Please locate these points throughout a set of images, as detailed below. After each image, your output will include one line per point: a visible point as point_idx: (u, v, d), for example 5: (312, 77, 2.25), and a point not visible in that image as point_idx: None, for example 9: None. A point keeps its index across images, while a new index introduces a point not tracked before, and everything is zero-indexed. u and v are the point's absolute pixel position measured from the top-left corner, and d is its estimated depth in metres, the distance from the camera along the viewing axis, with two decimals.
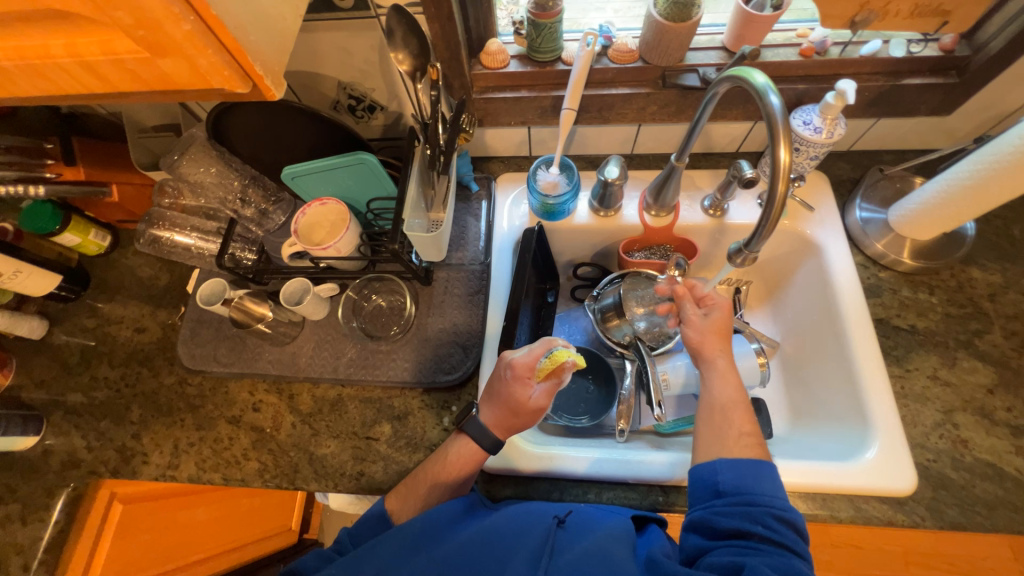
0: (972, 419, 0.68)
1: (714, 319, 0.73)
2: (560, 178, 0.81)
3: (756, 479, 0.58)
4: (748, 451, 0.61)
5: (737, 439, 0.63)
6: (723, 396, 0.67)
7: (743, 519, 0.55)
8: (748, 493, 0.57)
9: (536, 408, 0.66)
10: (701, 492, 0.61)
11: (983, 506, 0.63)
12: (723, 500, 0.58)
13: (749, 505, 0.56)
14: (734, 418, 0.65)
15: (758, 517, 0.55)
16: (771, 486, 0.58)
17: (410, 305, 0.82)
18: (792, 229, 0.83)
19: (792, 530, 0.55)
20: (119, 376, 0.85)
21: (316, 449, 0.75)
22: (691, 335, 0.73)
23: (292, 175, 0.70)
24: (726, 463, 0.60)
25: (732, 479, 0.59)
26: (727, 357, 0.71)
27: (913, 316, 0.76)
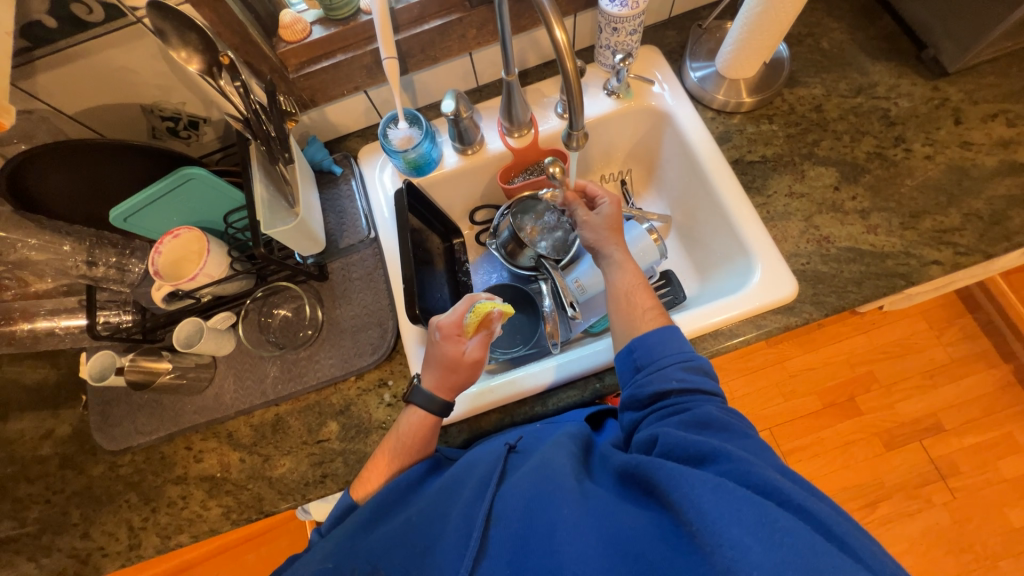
0: (828, 217, 0.76)
1: (607, 214, 0.77)
2: (412, 131, 0.79)
3: (662, 343, 0.62)
4: (653, 322, 0.66)
5: (643, 315, 0.67)
6: (624, 284, 0.71)
7: (660, 381, 0.59)
8: (658, 359, 0.61)
9: (473, 361, 0.68)
10: (626, 372, 0.64)
11: (852, 284, 0.72)
12: (643, 372, 0.61)
13: (661, 369, 0.60)
14: (636, 300, 0.69)
15: (671, 375, 0.59)
16: (676, 344, 0.62)
17: (315, 305, 0.81)
18: (642, 108, 0.87)
19: (701, 374, 0.60)
20: (44, 487, 0.79)
21: (272, 472, 0.74)
22: (588, 235, 0.77)
23: (122, 217, 0.65)
24: (638, 341, 0.64)
25: (645, 352, 0.62)
26: (622, 249, 0.75)
27: (762, 147, 0.82)
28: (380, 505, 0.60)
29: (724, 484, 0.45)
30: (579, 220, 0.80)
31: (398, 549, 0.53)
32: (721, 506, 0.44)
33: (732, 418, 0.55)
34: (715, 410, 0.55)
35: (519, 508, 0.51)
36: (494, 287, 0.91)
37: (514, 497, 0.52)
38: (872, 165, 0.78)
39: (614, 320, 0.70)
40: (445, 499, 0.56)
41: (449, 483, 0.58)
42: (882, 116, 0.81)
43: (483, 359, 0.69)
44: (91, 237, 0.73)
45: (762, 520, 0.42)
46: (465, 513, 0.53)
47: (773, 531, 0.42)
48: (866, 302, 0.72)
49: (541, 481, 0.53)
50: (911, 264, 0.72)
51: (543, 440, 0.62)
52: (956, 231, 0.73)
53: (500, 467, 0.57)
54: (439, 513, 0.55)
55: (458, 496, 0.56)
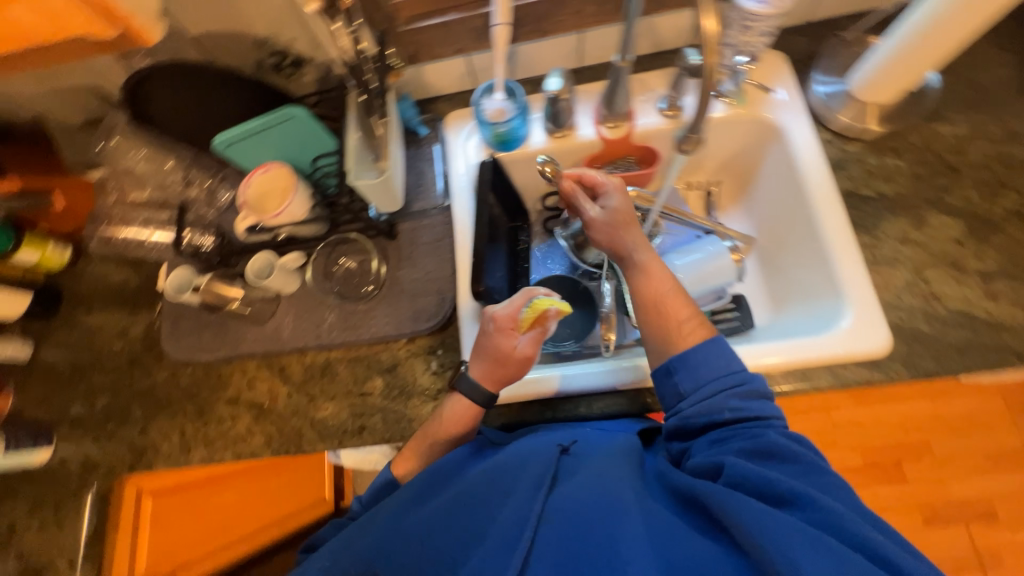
0: (943, 273, 0.69)
1: (614, 212, 0.69)
2: (506, 104, 0.77)
3: (704, 365, 0.59)
4: (690, 337, 0.62)
5: (679, 330, 0.63)
6: (652, 291, 0.66)
7: (710, 410, 0.57)
8: (702, 384, 0.58)
9: (523, 357, 0.66)
10: (668, 398, 0.61)
11: (956, 352, 0.65)
12: (688, 402, 0.58)
13: (710, 397, 0.57)
14: (668, 309, 0.64)
15: (723, 404, 0.57)
16: (724, 364, 0.59)
17: (380, 262, 0.81)
18: (750, 117, 0.81)
19: (758, 400, 0.57)
20: (114, 380, 0.86)
21: (315, 413, 0.77)
22: (602, 236, 0.70)
23: (225, 142, 0.67)
24: (678, 361, 0.60)
25: (688, 377, 0.59)
26: (641, 247, 0.68)
27: (880, 183, 0.75)
28: (426, 482, 0.60)
29: (808, 533, 0.43)
30: (585, 217, 0.71)
31: (444, 542, 0.54)
32: (807, 554, 0.42)
33: (797, 447, 0.53)
34: (780, 438, 0.53)
35: (575, 523, 0.50)
36: (554, 278, 0.88)
37: (570, 511, 0.51)
38: (1010, 225, 0.69)
39: (645, 331, 0.66)
40: (494, 496, 0.55)
41: (496, 474, 0.57)
42: None
43: (533, 357, 0.67)
44: (189, 159, 0.76)
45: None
46: (516, 513, 0.52)
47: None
48: (968, 375, 0.64)
49: (602, 497, 0.52)
50: None
51: (598, 447, 0.60)
52: None
53: (551, 469, 0.55)
54: (493, 498, 0.55)
55: (511, 492, 0.55)
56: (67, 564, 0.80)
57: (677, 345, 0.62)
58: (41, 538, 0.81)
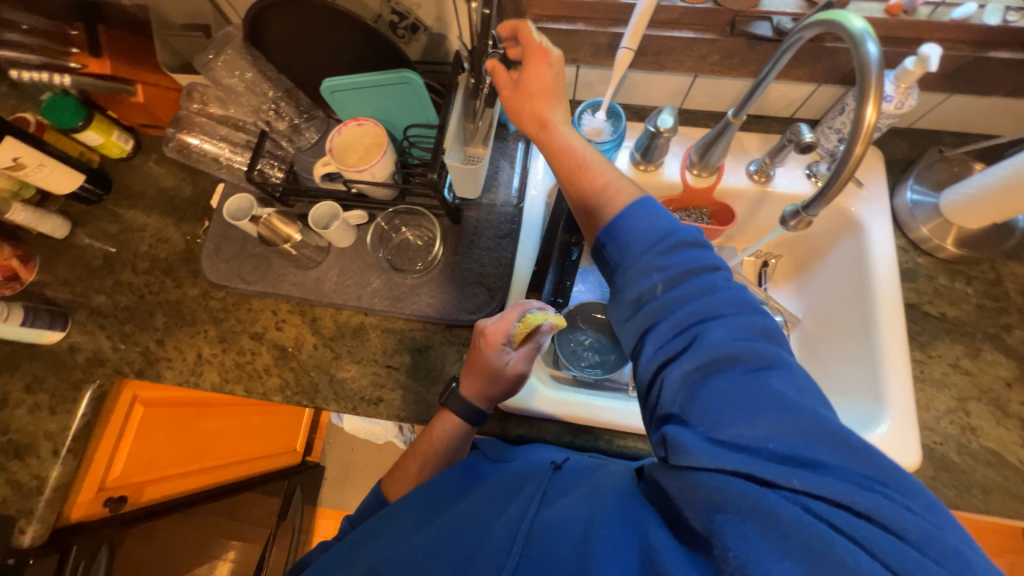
0: (984, 409, 0.69)
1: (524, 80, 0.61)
2: (605, 125, 0.77)
3: (630, 248, 0.52)
4: (610, 202, 0.56)
5: (602, 199, 0.57)
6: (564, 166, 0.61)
7: (636, 281, 0.51)
8: (626, 262, 0.52)
9: (513, 374, 0.66)
10: (601, 265, 0.56)
11: (979, 490, 0.65)
12: (617, 272, 0.53)
13: (634, 265, 0.51)
14: (586, 178, 0.59)
15: (648, 270, 0.50)
16: (649, 225, 0.52)
17: (439, 242, 0.81)
18: (835, 204, 0.81)
19: (696, 270, 0.49)
20: (142, 283, 0.85)
21: (336, 372, 0.77)
22: (519, 108, 0.62)
23: (331, 89, 0.67)
24: (604, 236, 0.55)
25: (615, 246, 0.53)
26: (559, 119, 0.61)
27: (944, 304, 0.75)
28: (422, 499, 0.59)
29: (749, 497, 0.39)
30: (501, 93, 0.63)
31: (434, 560, 0.50)
32: (749, 531, 0.38)
33: (741, 338, 0.45)
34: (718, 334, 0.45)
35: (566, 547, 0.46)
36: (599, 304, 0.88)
37: (558, 528, 0.48)
38: None
39: (574, 207, 0.61)
40: (489, 516, 0.53)
41: (492, 494, 0.56)
42: None
43: (524, 372, 0.67)
44: (283, 91, 0.77)
45: (799, 545, 0.37)
46: (506, 529, 0.50)
47: (810, 550, 0.36)
48: (985, 515, 0.65)
49: (587, 510, 0.49)
50: None
51: (592, 467, 0.60)
52: None
53: (543, 485, 0.55)
54: (488, 514, 0.53)
55: (507, 507, 0.54)
56: (49, 452, 0.78)
57: (598, 213, 0.57)
58: (30, 419, 0.79)
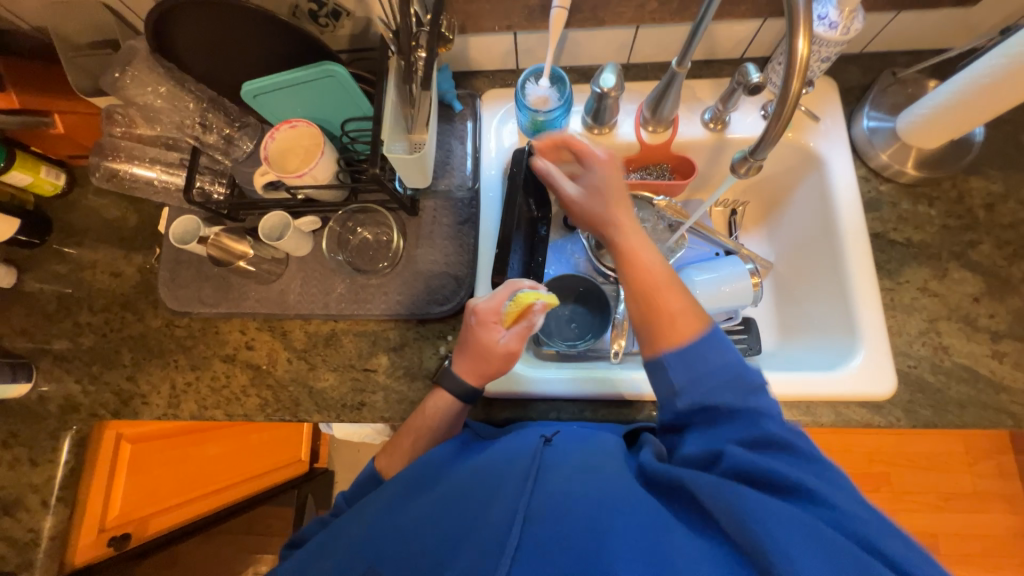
0: (955, 327, 0.70)
1: (600, 183, 0.69)
2: (549, 92, 0.74)
3: (704, 353, 0.56)
4: (681, 329, 0.59)
5: (669, 323, 0.59)
6: (642, 279, 0.63)
7: (705, 399, 0.55)
8: (695, 372, 0.56)
9: (506, 351, 0.64)
10: (661, 393, 0.59)
11: (955, 406, 0.67)
12: (680, 400, 0.56)
13: (702, 396, 0.55)
14: (660, 299, 0.61)
15: (714, 398, 0.55)
16: (718, 357, 0.56)
17: (399, 237, 0.79)
18: (793, 143, 0.79)
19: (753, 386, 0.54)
20: (103, 322, 0.82)
21: (315, 383, 0.76)
22: (591, 216, 0.69)
23: (252, 92, 0.63)
24: (674, 357, 0.57)
25: (681, 371, 0.57)
26: (630, 221, 0.68)
27: (910, 229, 0.74)
28: (410, 479, 0.57)
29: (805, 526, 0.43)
30: (565, 199, 0.71)
31: (428, 539, 0.48)
32: (807, 554, 0.41)
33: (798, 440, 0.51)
34: (780, 430, 0.51)
35: (570, 528, 0.46)
36: (569, 275, 0.87)
37: (558, 510, 0.48)
38: None
39: (638, 324, 0.63)
40: (480, 493, 0.52)
41: (481, 469, 0.55)
42: None
43: (517, 352, 0.65)
44: (207, 100, 0.73)
45: (848, 564, 0.40)
46: (502, 509, 0.49)
47: None
48: (960, 427, 0.67)
49: (592, 492, 0.50)
50: None
51: (580, 441, 0.60)
52: None
53: (535, 460, 0.54)
54: (479, 492, 0.52)
55: (498, 488, 0.52)
56: (38, 503, 0.77)
57: (665, 338, 0.59)
58: (12, 474, 0.78)
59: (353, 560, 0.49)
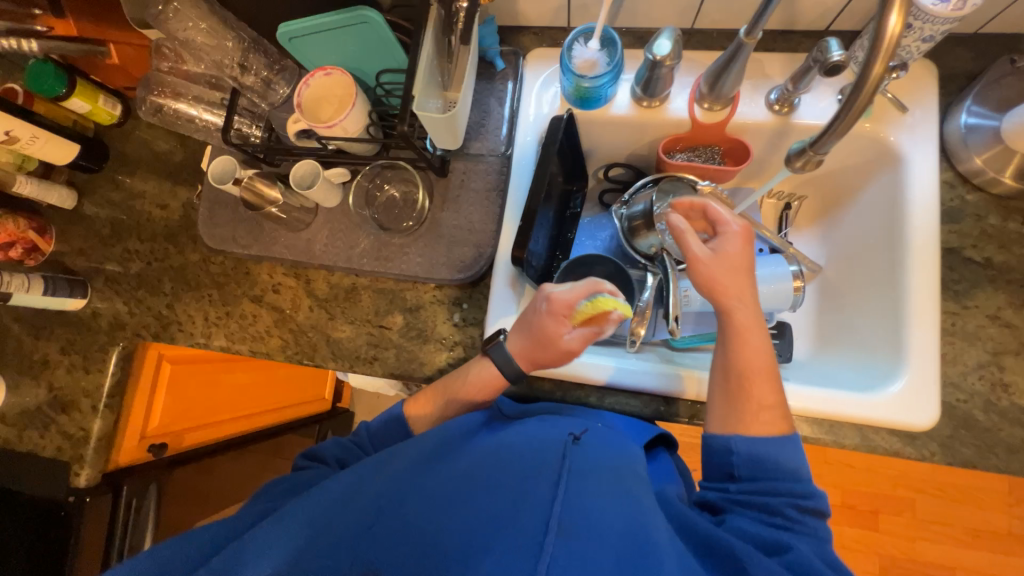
0: (1023, 364, 0.62)
1: (727, 254, 0.63)
2: (598, 55, 0.69)
3: (780, 459, 0.57)
4: (764, 429, 0.59)
5: (756, 414, 0.60)
6: (744, 363, 0.61)
7: (764, 494, 0.56)
8: (762, 472, 0.57)
9: (567, 349, 0.64)
10: (714, 470, 0.61)
11: (1003, 449, 0.60)
12: (737, 486, 0.58)
13: (767, 494, 0.56)
14: (754, 391, 0.61)
15: (778, 507, 0.55)
16: (792, 462, 0.57)
17: (425, 199, 0.78)
18: (869, 136, 0.69)
19: (815, 516, 0.55)
20: (149, 251, 0.88)
21: (332, 332, 0.78)
22: (697, 283, 0.64)
23: (289, 35, 0.62)
24: (743, 444, 0.58)
25: (748, 460, 0.58)
26: (743, 305, 0.62)
27: (992, 248, 0.65)
28: (448, 451, 0.61)
29: None
30: (688, 253, 0.64)
31: (459, 521, 0.52)
32: None
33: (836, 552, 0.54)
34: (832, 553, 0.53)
35: (602, 547, 0.49)
36: (594, 256, 0.83)
37: (590, 524, 0.51)
38: None
39: (716, 403, 0.63)
40: (514, 485, 0.55)
41: (514, 457, 0.58)
42: None
43: (576, 354, 0.65)
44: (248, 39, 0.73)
45: None
46: (535, 507, 0.52)
47: None
48: (1004, 473, 0.60)
49: (626, 521, 0.51)
50: None
51: (608, 445, 0.61)
52: None
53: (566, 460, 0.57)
54: (510, 484, 0.55)
55: (529, 481, 0.55)
56: (89, 407, 0.86)
57: (744, 429, 0.59)
58: (69, 378, 0.87)
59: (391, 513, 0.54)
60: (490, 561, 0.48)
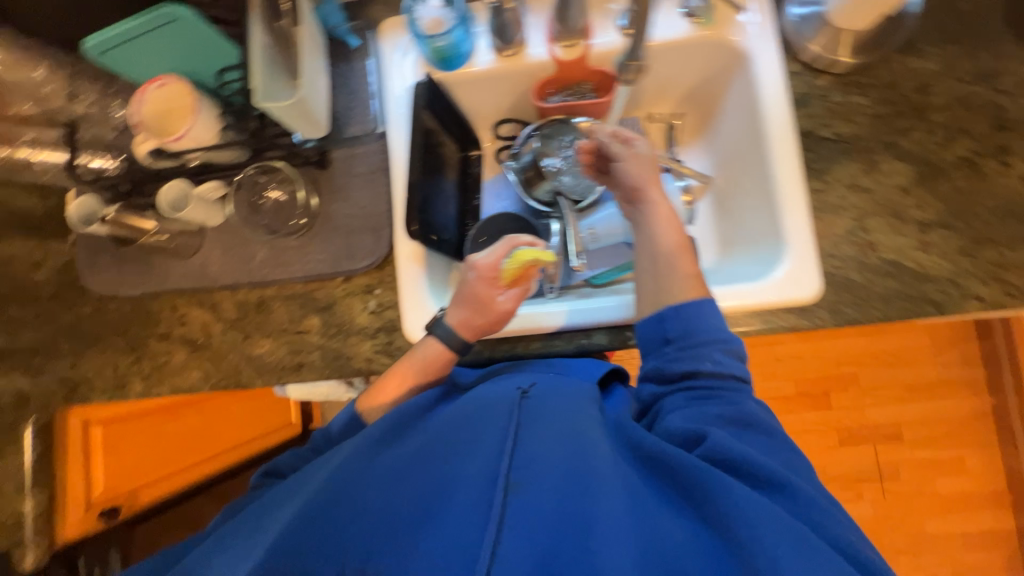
0: (883, 221, 0.68)
1: (650, 155, 0.72)
2: (442, 13, 0.70)
3: (699, 317, 0.60)
4: (689, 290, 0.62)
5: (681, 281, 0.63)
6: (670, 241, 0.66)
7: (691, 360, 0.58)
8: (692, 336, 0.59)
9: (504, 311, 0.67)
10: (650, 343, 0.62)
11: (879, 301, 0.67)
12: (673, 347, 0.59)
13: (695, 347, 0.58)
14: (680, 262, 0.64)
15: (704, 354, 0.57)
16: (712, 320, 0.59)
17: (313, 196, 0.75)
18: (714, 40, 0.74)
19: (735, 358, 0.58)
20: (35, 314, 0.82)
21: (252, 350, 0.76)
22: (629, 176, 0.70)
23: (99, 47, 0.58)
24: (670, 311, 0.61)
25: (677, 327, 0.60)
26: (664, 200, 0.70)
27: (840, 123, 0.70)
28: (397, 428, 0.61)
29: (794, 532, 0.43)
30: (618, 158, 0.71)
31: (408, 497, 0.51)
32: (791, 555, 0.42)
33: (767, 420, 0.55)
34: (757, 410, 0.55)
35: (549, 483, 0.49)
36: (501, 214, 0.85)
37: (540, 465, 0.50)
38: (958, 173, 0.67)
39: (644, 283, 0.66)
40: (463, 447, 0.54)
41: (463, 422, 0.58)
42: (995, 116, 0.68)
43: (512, 313, 0.68)
44: (70, 67, 0.68)
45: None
46: (483, 460, 0.52)
47: None
48: (886, 320, 0.67)
49: (573, 461, 0.51)
50: (951, 294, 0.66)
51: (556, 390, 0.61)
52: (1017, 270, 0.65)
53: (517, 414, 0.56)
54: (457, 450, 0.54)
55: (475, 442, 0.54)
56: None
57: (672, 295, 0.62)
58: None
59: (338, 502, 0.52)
60: (442, 523, 0.48)
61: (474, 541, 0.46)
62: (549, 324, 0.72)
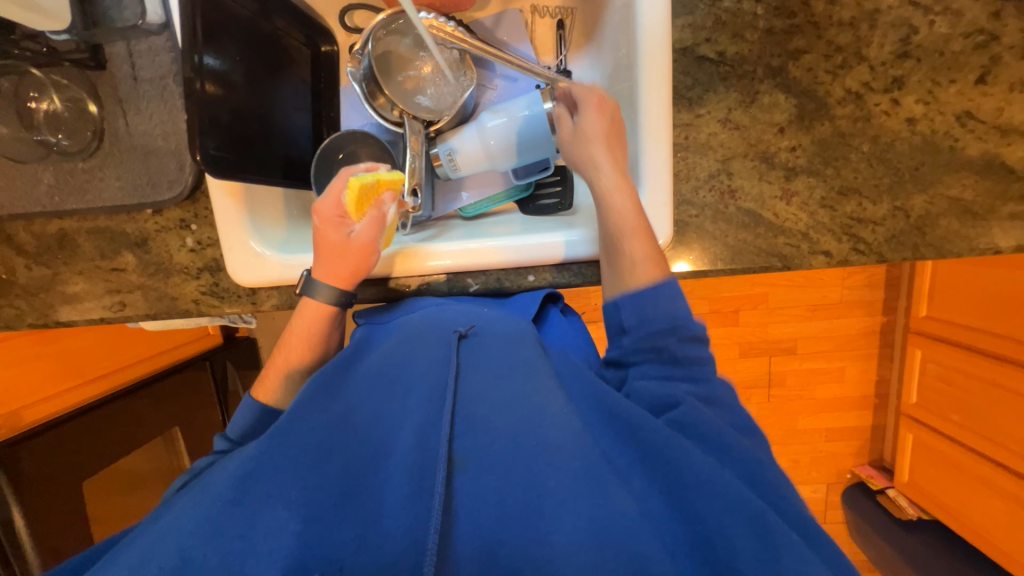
0: (749, 166, 0.61)
1: (589, 121, 0.59)
2: None
3: (655, 303, 0.53)
4: (643, 275, 0.54)
5: (632, 268, 0.55)
6: (620, 219, 0.56)
7: (648, 350, 0.53)
8: (647, 321, 0.53)
9: (364, 245, 0.59)
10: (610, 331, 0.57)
11: (728, 254, 0.62)
12: (630, 337, 0.54)
13: (653, 338, 0.52)
14: (626, 242, 0.55)
15: (662, 344, 0.52)
16: (670, 305, 0.53)
17: (92, 102, 0.62)
18: None
19: (697, 343, 0.53)
20: None
21: (65, 288, 0.69)
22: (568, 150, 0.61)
23: None
24: (626, 297, 0.54)
25: (633, 313, 0.54)
26: (612, 168, 0.57)
27: (726, 39, 0.59)
28: (308, 389, 0.48)
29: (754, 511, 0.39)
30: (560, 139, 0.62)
31: (337, 471, 0.43)
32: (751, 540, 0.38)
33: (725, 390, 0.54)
34: (721, 390, 0.53)
35: (496, 456, 0.44)
36: (345, 131, 0.73)
37: (486, 433, 0.45)
38: (841, 110, 0.59)
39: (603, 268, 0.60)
40: (396, 409, 0.48)
41: (390, 377, 0.50)
42: (902, 39, 0.58)
43: (374, 243, 0.60)
44: None
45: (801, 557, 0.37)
46: (418, 433, 0.45)
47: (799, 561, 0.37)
48: (730, 274, 0.63)
49: (522, 427, 0.45)
50: (800, 248, 0.62)
51: (501, 328, 0.55)
52: (870, 225, 0.61)
53: (454, 363, 0.49)
54: (389, 413, 0.47)
55: (408, 400, 0.48)
56: None
57: (626, 281, 0.55)
58: None
59: (248, 486, 0.42)
60: (378, 501, 0.42)
61: (419, 526, 0.40)
62: (427, 264, 0.66)
